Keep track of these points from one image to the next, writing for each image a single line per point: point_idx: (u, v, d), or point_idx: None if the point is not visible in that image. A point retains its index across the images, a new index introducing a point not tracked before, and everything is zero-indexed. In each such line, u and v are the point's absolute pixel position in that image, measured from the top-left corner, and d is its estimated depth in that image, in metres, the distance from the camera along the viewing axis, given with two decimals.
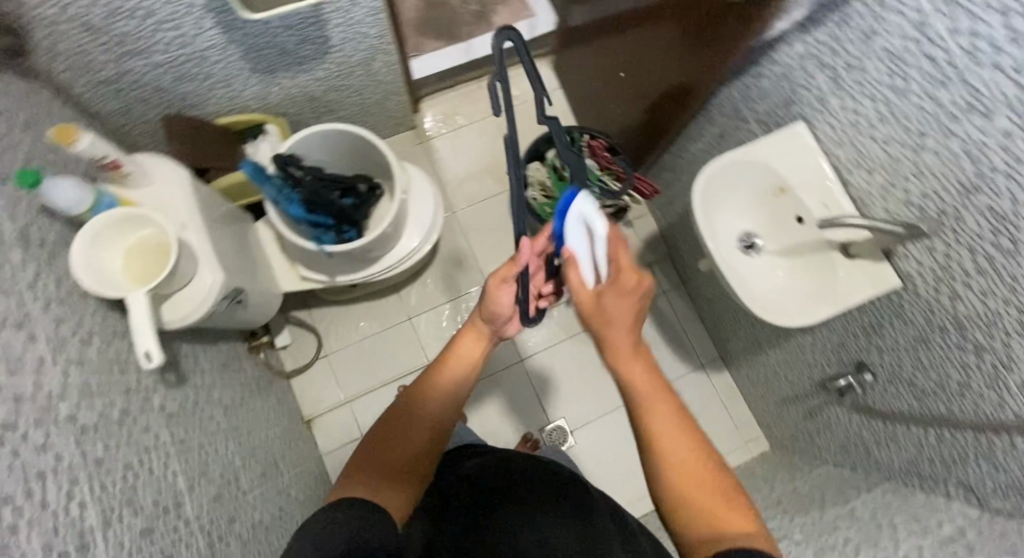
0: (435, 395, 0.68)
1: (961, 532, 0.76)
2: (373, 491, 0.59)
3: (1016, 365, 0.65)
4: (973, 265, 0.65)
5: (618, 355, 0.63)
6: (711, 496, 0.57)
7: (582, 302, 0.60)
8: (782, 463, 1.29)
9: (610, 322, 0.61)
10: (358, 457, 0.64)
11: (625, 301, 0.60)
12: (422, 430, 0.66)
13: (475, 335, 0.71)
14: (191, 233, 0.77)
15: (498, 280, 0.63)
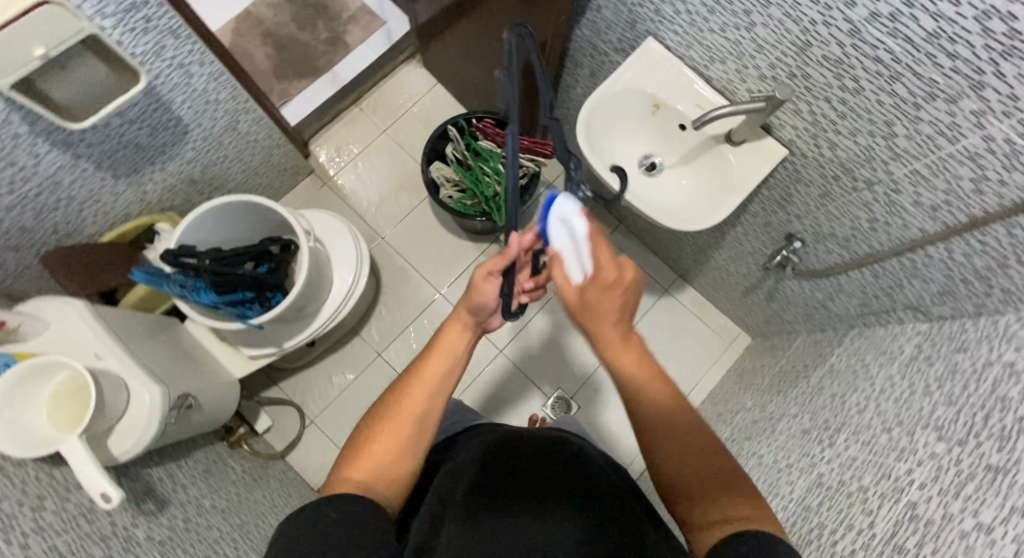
0: (421, 387, 0.64)
1: (919, 348, 0.81)
2: (362, 490, 0.56)
3: (903, 186, 0.71)
4: (835, 113, 0.70)
5: (605, 346, 0.60)
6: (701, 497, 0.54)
7: (568, 298, 0.59)
8: (764, 349, 1.34)
9: (593, 312, 0.59)
10: (346, 452, 0.62)
11: (610, 294, 0.58)
12: (406, 425, 0.62)
13: (460, 327, 0.67)
14: (111, 360, 0.76)
15: (485, 272, 0.64)
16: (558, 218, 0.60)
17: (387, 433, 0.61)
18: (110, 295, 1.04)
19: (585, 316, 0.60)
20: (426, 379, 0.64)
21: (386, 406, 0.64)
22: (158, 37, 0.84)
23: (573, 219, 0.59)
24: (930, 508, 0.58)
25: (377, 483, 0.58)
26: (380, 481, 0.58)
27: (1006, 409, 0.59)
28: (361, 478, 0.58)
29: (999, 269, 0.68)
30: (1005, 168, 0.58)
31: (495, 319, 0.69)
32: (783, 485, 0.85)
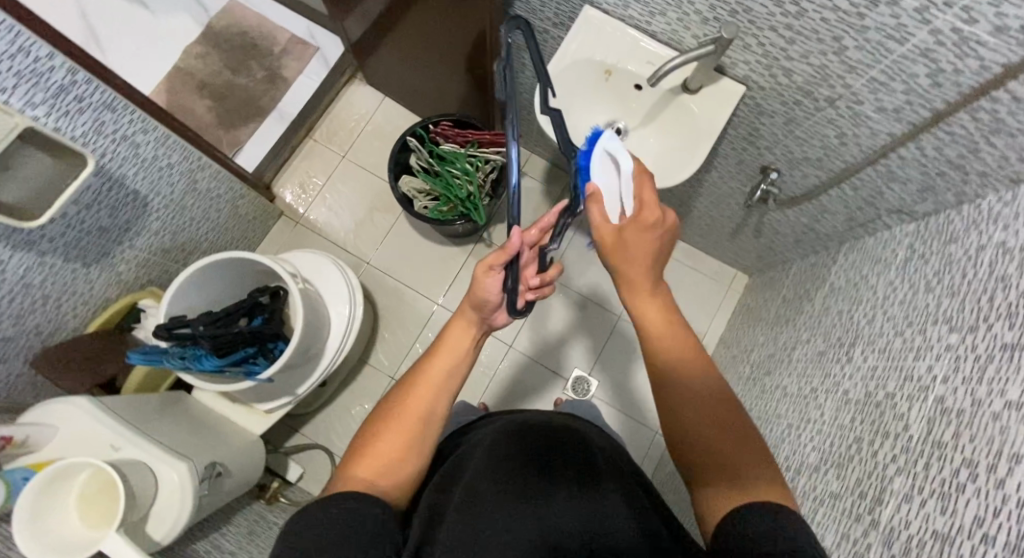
0: (426, 386, 0.64)
1: (912, 248, 0.83)
2: (369, 487, 0.57)
3: (863, 96, 0.72)
4: (783, 39, 0.70)
5: (637, 290, 0.64)
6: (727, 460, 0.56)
7: (604, 237, 0.62)
8: (762, 283, 1.35)
9: (627, 255, 0.62)
10: (355, 445, 0.62)
11: (650, 234, 0.62)
12: (412, 422, 0.62)
13: (463, 323, 0.67)
14: (128, 447, 0.75)
15: (485, 268, 0.62)
16: (605, 162, 0.62)
17: (393, 428, 0.62)
18: (110, 384, 1.02)
19: (617, 254, 0.63)
20: (431, 377, 0.65)
21: (393, 402, 0.64)
22: (95, 114, 0.83)
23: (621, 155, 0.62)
24: (957, 398, 0.59)
25: (382, 480, 0.59)
26: (386, 477, 0.59)
27: (1008, 286, 0.61)
28: (367, 473, 0.58)
29: (970, 154, 0.69)
30: (958, 56, 0.59)
31: (500, 316, 0.67)
32: (813, 409, 0.86)
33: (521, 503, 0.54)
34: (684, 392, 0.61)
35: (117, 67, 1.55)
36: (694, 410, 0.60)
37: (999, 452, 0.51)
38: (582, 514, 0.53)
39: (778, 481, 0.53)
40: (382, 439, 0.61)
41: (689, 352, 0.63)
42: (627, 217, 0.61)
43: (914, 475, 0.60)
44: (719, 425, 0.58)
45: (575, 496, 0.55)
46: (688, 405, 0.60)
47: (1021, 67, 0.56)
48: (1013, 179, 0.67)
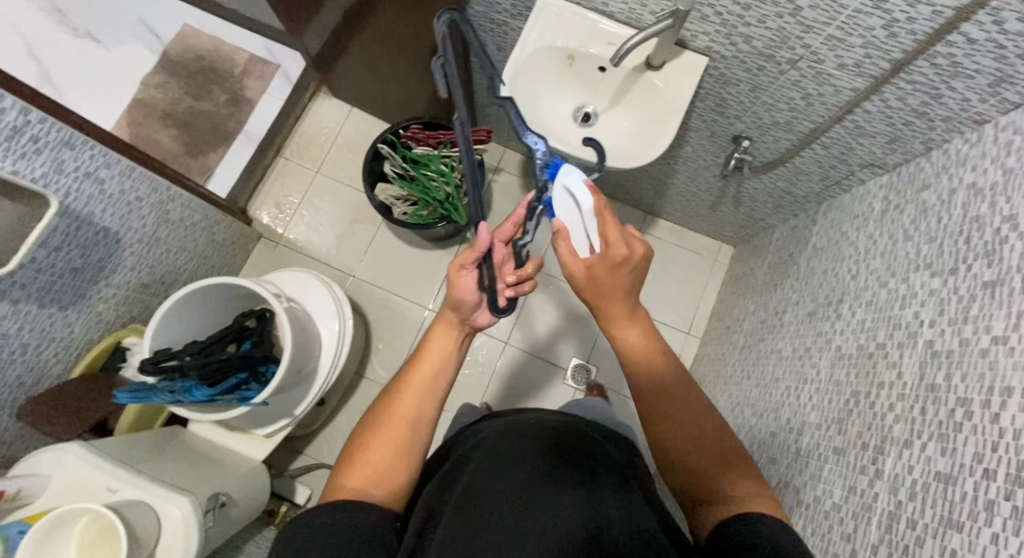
0: (414, 390, 0.62)
1: (887, 200, 0.84)
2: (363, 494, 0.54)
3: (822, 54, 0.72)
4: (738, 7, 0.71)
5: (613, 322, 0.63)
6: (710, 469, 0.58)
7: (575, 277, 0.62)
8: (747, 252, 1.36)
9: (604, 292, 0.61)
10: (343, 456, 0.59)
11: (619, 272, 0.59)
12: (402, 427, 0.60)
13: (445, 327, 0.66)
14: (126, 488, 0.73)
15: (459, 264, 0.63)
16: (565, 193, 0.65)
17: (382, 434, 0.59)
18: (100, 427, 0.99)
19: (591, 294, 0.62)
20: (418, 380, 0.62)
21: (380, 409, 0.61)
22: (54, 153, 0.81)
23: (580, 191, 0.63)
24: (946, 340, 0.61)
25: (377, 487, 0.55)
26: (380, 483, 0.55)
27: (983, 225, 0.62)
28: (359, 481, 0.55)
29: (932, 101, 0.71)
30: (910, 4, 0.60)
31: (483, 317, 0.66)
32: (809, 369, 0.87)
33: (528, 508, 0.49)
34: (664, 411, 0.62)
35: (73, 104, 1.51)
36: (669, 430, 0.61)
37: (990, 388, 0.52)
38: (590, 516, 0.49)
39: (763, 491, 0.54)
40: (372, 444, 0.59)
41: (662, 366, 0.64)
42: (596, 255, 0.60)
43: (913, 420, 0.60)
44: (693, 440, 0.60)
45: (613, 498, 0.52)
46: (661, 422, 0.62)
47: (972, 9, 0.57)
48: (977, 120, 0.69)
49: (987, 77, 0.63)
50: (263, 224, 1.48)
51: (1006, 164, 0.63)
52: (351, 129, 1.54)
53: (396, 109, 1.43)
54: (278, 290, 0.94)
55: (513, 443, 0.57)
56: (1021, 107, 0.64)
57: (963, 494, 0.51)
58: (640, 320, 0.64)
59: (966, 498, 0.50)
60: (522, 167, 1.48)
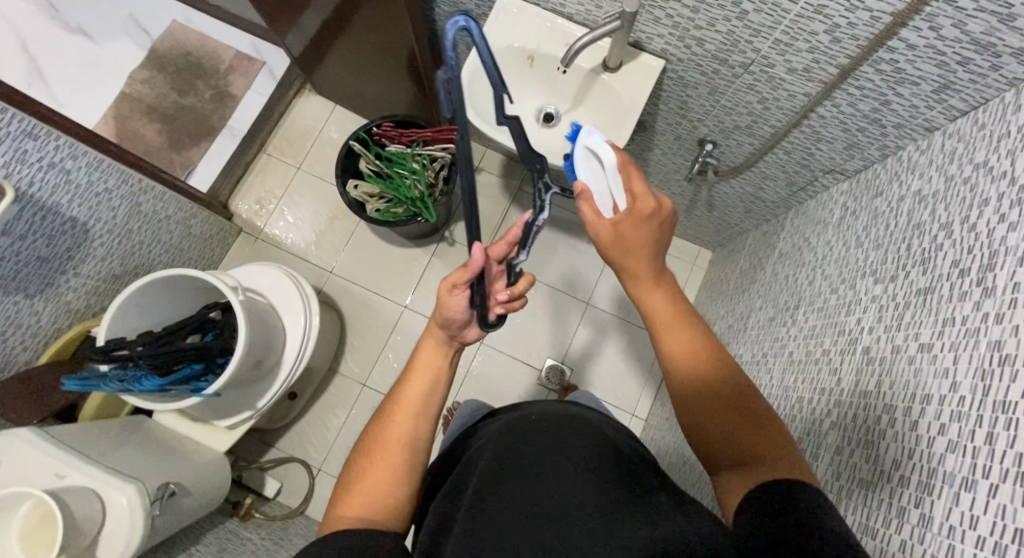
0: (404, 409, 0.58)
1: (846, 206, 0.83)
2: (362, 524, 0.51)
3: (772, 59, 0.73)
4: (688, 9, 0.72)
5: (639, 285, 0.58)
6: (741, 434, 0.52)
7: (601, 235, 0.58)
8: (723, 257, 1.34)
9: (630, 250, 0.57)
10: (338, 485, 0.56)
11: (643, 228, 0.56)
12: (397, 449, 0.56)
13: (435, 344, 0.62)
14: (73, 474, 0.75)
15: (448, 285, 0.57)
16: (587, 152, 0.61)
17: (378, 460, 0.55)
18: (66, 412, 1.00)
19: (617, 254, 0.58)
20: (408, 399, 0.59)
21: (372, 433, 0.58)
22: (16, 143, 0.84)
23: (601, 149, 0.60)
24: (880, 346, 0.61)
25: (378, 515, 0.52)
26: (380, 511, 0.53)
27: (923, 232, 0.62)
28: (358, 511, 0.52)
29: (883, 107, 0.71)
30: (849, 9, 0.61)
31: (472, 332, 0.61)
32: (763, 375, 0.87)
33: (530, 518, 0.48)
34: (688, 382, 0.55)
35: (60, 96, 1.53)
36: (693, 400, 0.55)
37: (913, 395, 0.53)
38: (598, 524, 0.46)
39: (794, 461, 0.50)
40: (365, 472, 0.55)
41: (686, 328, 0.56)
42: (623, 211, 0.57)
43: (845, 426, 0.61)
44: (723, 408, 0.54)
45: (635, 509, 0.48)
46: (684, 391, 0.56)
47: (908, 15, 0.58)
48: (927, 128, 0.69)
49: (930, 84, 0.64)
50: (244, 219, 1.49)
51: (948, 171, 0.63)
52: (332, 126, 1.55)
53: (376, 107, 1.44)
54: (238, 282, 0.96)
55: (530, 452, 0.54)
56: (965, 115, 0.64)
57: (881, 501, 0.52)
58: (664, 283, 0.58)
59: (883, 505, 0.51)
60: (501, 167, 1.49)
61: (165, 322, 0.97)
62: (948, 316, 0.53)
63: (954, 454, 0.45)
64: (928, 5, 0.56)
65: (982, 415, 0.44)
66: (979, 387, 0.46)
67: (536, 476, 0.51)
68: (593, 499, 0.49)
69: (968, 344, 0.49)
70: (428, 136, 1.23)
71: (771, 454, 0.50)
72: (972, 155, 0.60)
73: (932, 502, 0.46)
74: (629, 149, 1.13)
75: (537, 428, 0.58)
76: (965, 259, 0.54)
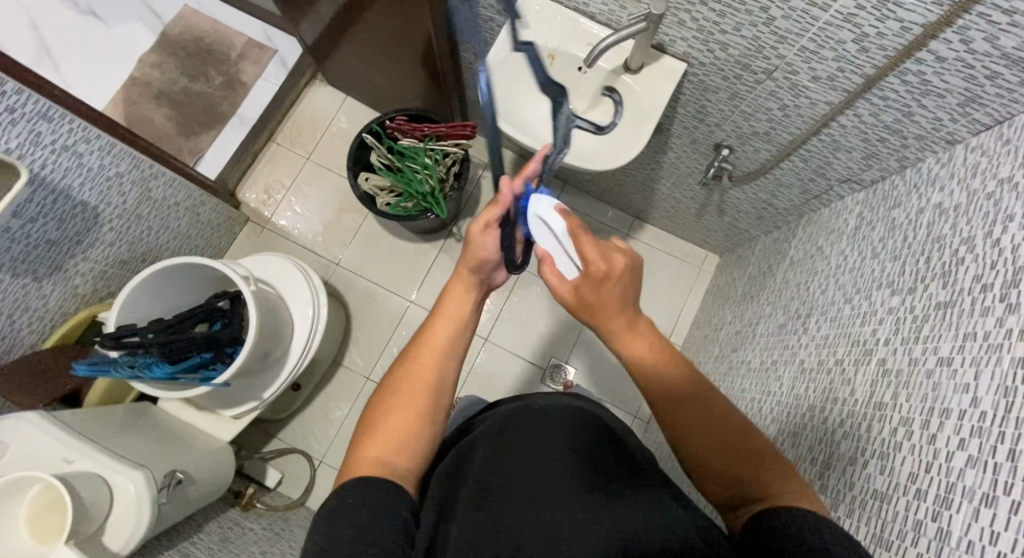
0: (429, 355, 0.59)
1: (862, 216, 0.83)
2: (382, 468, 0.51)
3: (797, 66, 0.73)
4: (714, 13, 0.72)
5: (620, 310, 0.57)
6: (739, 463, 0.52)
7: (566, 300, 0.59)
8: (731, 262, 1.34)
9: (607, 279, 0.57)
10: (357, 429, 0.56)
11: (614, 257, 0.57)
12: (420, 393, 0.57)
13: (462, 291, 0.63)
14: (81, 459, 0.75)
15: (480, 226, 0.60)
16: (538, 219, 0.59)
17: (401, 403, 0.56)
18: (71, 397, 1.00)
19: (583, 311, 0.58)
20: (432, 344, 0.60)
21: (396, 377, 0.59)
22: (30, 125, 0.83)
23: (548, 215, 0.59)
24: (897, 358, 0.61)
25: (398, 458, 0.53)
26: (401, 455, 0.53)
27: (943, 245, 0.62)
28: (379, 453, 0.53)
29: (905, 118, 0.71)
30: (879, 20, 0.61)
31: (498, 275, 0.65)
32: (772, 382, 0.87)
33: (535, 514, 0.48)
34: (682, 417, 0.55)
35: (70, 79, 1.53)
36: (681, 437, 0.56)
37: (931, 409, 0.53)
38: (603, 519, 0.47)
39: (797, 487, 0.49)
40: (388, 411, 0.56)
41: (670, 371, 0.57)
42: (592, 241, 0.57)
43: (858, 438, 0.61)
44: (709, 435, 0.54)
45: (635, 503, 0.49)
46: (674, 419, 0.56)
47: (940, 26, 0.58)
48: (950, 140, 0.69)
49: (956, 97, 0.64)
50: (251, 207, 1.48)
51: (971, 185, 0.62)
52: (342, 116, 1.54)
53: (387, 99, 1.43)
54: (248, 272, 0.95)
55: (529, 445, 0.55)
56: (989, 130, 0.64)
57: (895, 514, 0.52)
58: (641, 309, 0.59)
59: (898, 517, 0.51)
60: (511, 164, 1.48)
61: (176, 309, 0.97)
62: (969, 332, 0.52)
63: (974, 469, 0.45)
64: (961, 18, 0.56)
65: (1004, 432, 0.44)
66: (1000, 404, 0.45)
67: (536, 469, 0.52)
68: (588, 495, 0.49)
69: (990, 359, 0.48)
70: (441, 131, 1.22)
71: (767, 477, 0.50)
72: (996, 170, 0.60)
73: (949, 517, 0.46)
74: (643, 150, 1.12)
75: (539, 420, 0.58)
76: (988, 274, 0.53)
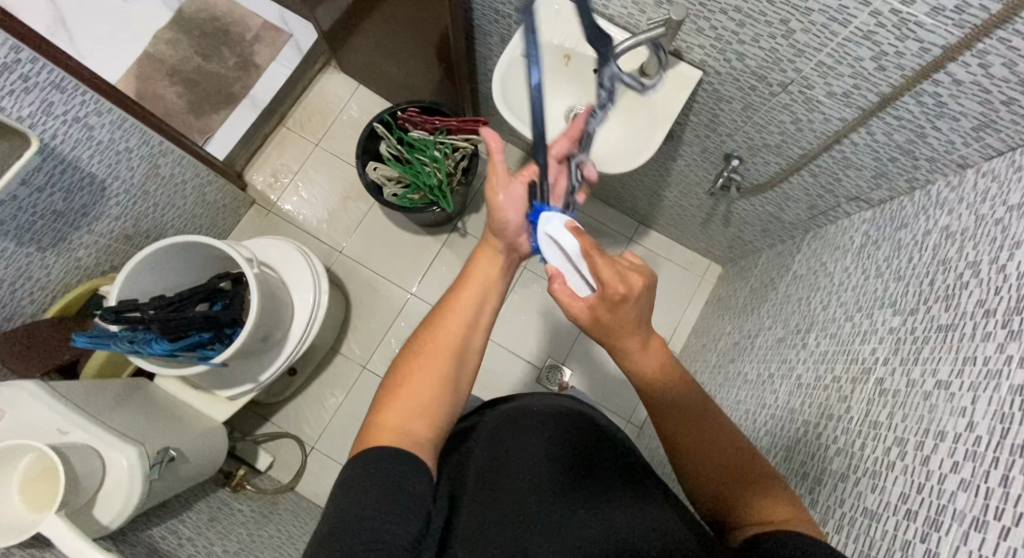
0: (456, 319, 0.60)
1: (868, 235, 0.83)
2: (404, 434, 0.51)
3: (813, 80, 0.73)
4: (733, 23, 0.72)
5: (625, 354, 0.56)
6: (733, 476, 0.52)
7: (579, 319, 0.55)
8: (734, 273, 1.34)
9: (614, 330, 0.55)
10: (378, 394, 0.56)
11: (620, 311, 0.52)
12: (444, 358, 0.58)
13: (490, 257, 0.66)
14: (75, 431, 0.75)
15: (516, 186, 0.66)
16: (549, 237, 0.61)
17: (426, 366, 0.57)
18: (69, 368, 1.00)
19: (598, 332, 0.55)
20: (460, 309, 0.61)
21: (422, 342, 0.60)
22: (43, 94, 0.83)
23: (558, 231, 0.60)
24: (895, 379, 0.61)
25: (420, 425, 0.53)
26: (423, 421, 0.53)
27: (948, 268, 0.62)
28: (402, 420, 0.52)
29: (918, 139, 0.71)
30: (898, 39, 0.61)
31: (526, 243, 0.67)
32: (768, 395, 0.87)
33: (536, 520, 0.50)
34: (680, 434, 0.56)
35: (84, 51, 1.53)
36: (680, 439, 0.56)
37: (926, 430, 0.53)
38: (599, 535, 0.50)
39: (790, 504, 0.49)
40: (410, 376, 0.57)
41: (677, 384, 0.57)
42: (595, 294, 0.53)
43: (852, 455, 0.61)
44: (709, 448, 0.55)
45: (631, 511, 0.52)
46: (676, 432, 0.56)
47: (959, 49, 0.57)
48: (961, 164, 0.69)
49: (971, 121, 0.63)
50: (257, 190, 1.48)
51: (979, 210, 0.62)
52: (353, 104, 1.53)
53: (399, 89, 1.43)
54: (252, 254, 0.96)
55: (529, 449, 0.57)
56: (1002, 155, 0.64)
57: (884, 532, 0.52)
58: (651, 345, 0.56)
59: (886, 536, 0.52)
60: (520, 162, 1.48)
61: (178, 287, 0.98)
62: (969, 356, 0.52)
63: (966, 492, 0.45)
64: (981, 42, 0.56)
65: (999, 457, 0.44)
66: (996, 429, 0.45)
67: (535, 475, 0.54)
68: (585, 504, 0.52)
69: (988, 385, 0.48)
70: (452, 125, 1.22)
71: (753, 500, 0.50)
72: (1005, 197, 0.60)
73: (938, 539, 0.46)
74: (652, 156, 1.12)
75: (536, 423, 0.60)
76: (991, 300, 0.53)
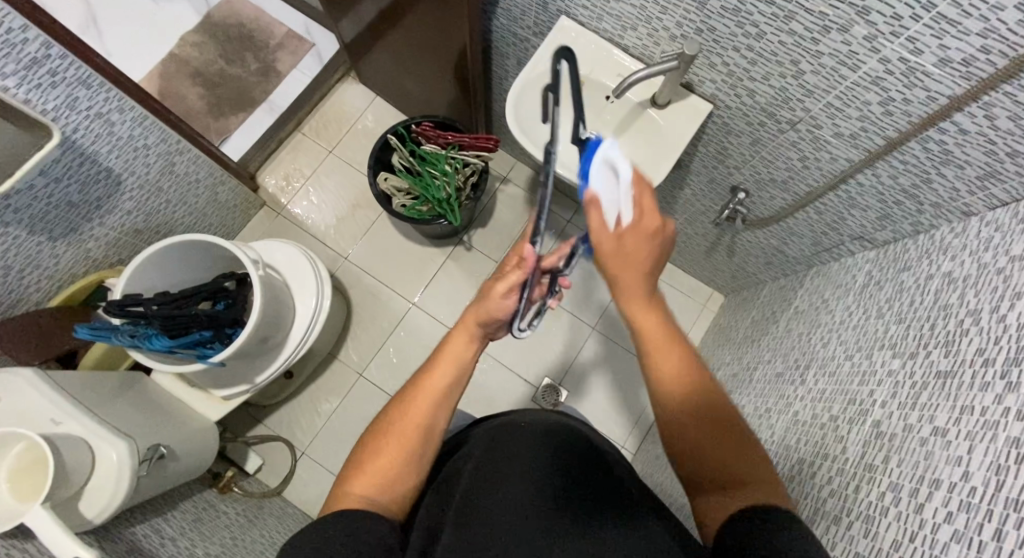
0: (425, 397, 0.59)
1: (871, 275, 0.83)
2: (366, 506, 0.52)
3: (821, 120, 0.74)
4: (744, 60, 0.73)
5: (625, 297, 0.56)
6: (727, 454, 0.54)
7: (602, 245, 0.53)
8: (736, 303, 1.34)
9: (629, 262, 0.54)
10: (350, 459, 0.58)
11: (647, 241, 0.53)
12: (410, 434, 0.57)
13: (466, 337, 0.61)
14: (68, 422, 0.76)
15: (503, 289, 0.57)
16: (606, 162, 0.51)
17: (388, 442, 0.57)
18: (66, 358, 1.01)
19: (613, 263, 0.54)
20: (429, 388, 0.59)
21: (390, 412, 0.59)
22: (68, 89, 0.86)
23: (620, 161, 0.51)
24: (892, 422, 0.61)
25: (382, 497, 0.54)
26: (385, 494, 0.54)
27: (949, 314, 0.62)
28: (364, 491, 0.54)
29: (923, 185, 0.71)
30: (906, 87, 0.62)
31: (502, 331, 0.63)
32: (765, 429, 0.87)
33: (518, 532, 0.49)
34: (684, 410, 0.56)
35: (112, 49, 1.57)
36: (690, 426, 0.56)
37: (921, 477, 0.52)
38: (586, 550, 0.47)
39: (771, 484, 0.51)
40: (375, 450, 0.57)
41: (683, 378, 0.56)
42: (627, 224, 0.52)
43: (845, 497, 0.61)
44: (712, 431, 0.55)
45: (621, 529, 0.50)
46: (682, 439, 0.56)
47: (965, 100, 0.59)
48: (964, 212, 0.70)
49: (976, 170, 0.64)
50: (269, 192, 1.50)
51: (982, 259, 0.63)
52: (368, 114, 1.56)
53: (413, 100, 1.45)
54: (259, 256, 0.97)
55: (512, 464, 0.56)
56: (1006, 206, 0.64)
57: None
58: (653, 301, 0.57)
59: None
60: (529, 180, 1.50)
61: (183, 283, 0.99)
62: (966, 405, 0.52)
63: (958, 544, 0.44)
64: (987, 94, 0.57)
65: (993, 509, 0.43)
66: (992, 481, 0.45)
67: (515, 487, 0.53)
68: (573, 516, 0.50)
69: (985, 436, 0.48)
70: (465, 141, 1.24)
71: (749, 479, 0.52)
72: (1008, 247, 0.60)
73: None
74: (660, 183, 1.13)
75: (524, 441, 0.59)
76: (990, 349, 0.53)
